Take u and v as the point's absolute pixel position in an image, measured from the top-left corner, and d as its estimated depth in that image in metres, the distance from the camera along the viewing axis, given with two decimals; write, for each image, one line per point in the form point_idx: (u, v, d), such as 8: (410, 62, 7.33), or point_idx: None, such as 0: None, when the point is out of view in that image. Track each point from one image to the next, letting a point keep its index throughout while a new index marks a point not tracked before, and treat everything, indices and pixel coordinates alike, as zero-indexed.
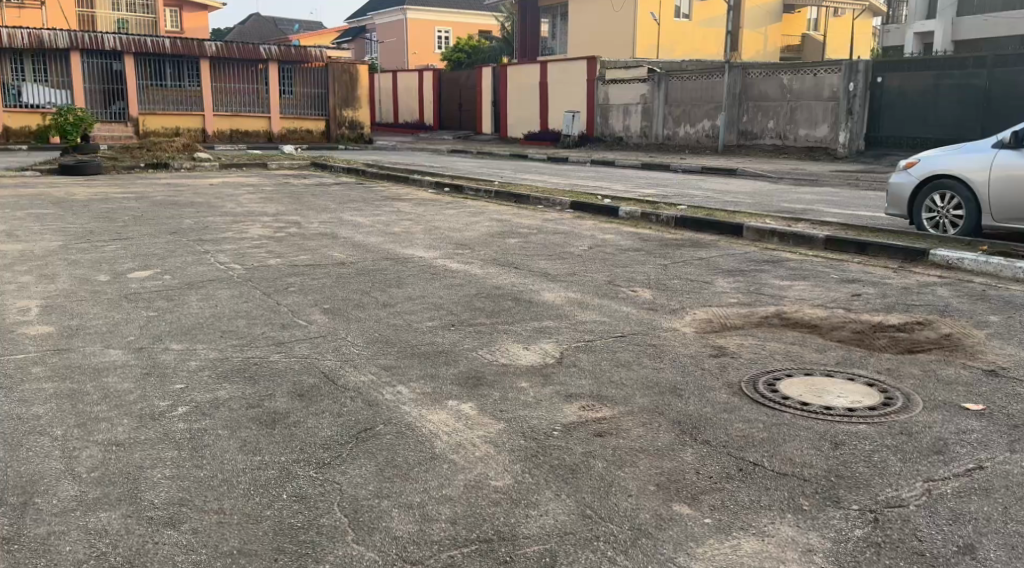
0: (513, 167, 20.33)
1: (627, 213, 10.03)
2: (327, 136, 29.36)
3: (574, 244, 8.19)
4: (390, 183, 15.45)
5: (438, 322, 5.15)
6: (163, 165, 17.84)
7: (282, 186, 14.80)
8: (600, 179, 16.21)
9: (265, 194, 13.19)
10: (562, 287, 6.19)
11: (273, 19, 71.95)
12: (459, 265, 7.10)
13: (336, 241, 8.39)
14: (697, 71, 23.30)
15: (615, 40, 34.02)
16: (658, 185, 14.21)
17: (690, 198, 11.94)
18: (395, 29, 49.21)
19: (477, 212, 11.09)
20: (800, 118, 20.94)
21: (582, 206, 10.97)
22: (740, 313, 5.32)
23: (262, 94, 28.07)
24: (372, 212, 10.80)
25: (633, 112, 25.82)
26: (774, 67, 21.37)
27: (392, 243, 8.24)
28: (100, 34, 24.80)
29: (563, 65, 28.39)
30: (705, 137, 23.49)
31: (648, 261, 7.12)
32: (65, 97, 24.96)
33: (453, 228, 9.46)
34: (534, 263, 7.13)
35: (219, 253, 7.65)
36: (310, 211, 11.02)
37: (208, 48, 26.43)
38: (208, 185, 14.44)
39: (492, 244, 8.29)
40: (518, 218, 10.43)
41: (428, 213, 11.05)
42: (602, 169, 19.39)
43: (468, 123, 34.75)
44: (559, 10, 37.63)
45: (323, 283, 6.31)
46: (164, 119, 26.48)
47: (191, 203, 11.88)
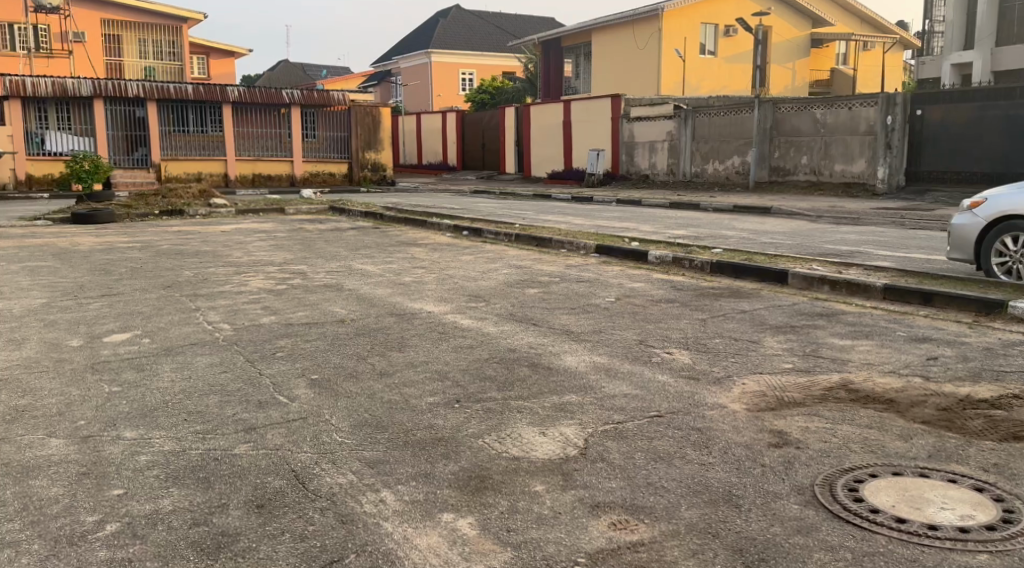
0: (536, 207, 19.66)
1: (657, 258, 9.24)
2: (348, 179, 28.96)
3: (601, 294, 7.44)
4: (407, 227, 14.83)
5: (440, 397, 4.37)
6: (178, 212, 17.37)
7: (295, 231, 14.23)
8: (628, 219, 15.45)
9: (276, 241, 12.59)
10: (587, 348, 5.40)
11: (300, 66, 72.66)
12: (472, 321, 6.37)
13: (339, 294, 7.70)
14: (725, 107, 22.64)
15: (639, 78, 33.51)
16: (688, 226, 13.45)
17: (724, 240, 11.16)
18: (419, 71, 49.25)
19: (496, 258, 10.38)
20: (835, 153, 20.15)
21: (608, 249, 10.22)
22: (798, 384, 4.51)
23: (285, 138, 27.81)
24: (384, 260, 10.13)
25: (659, 149, 25.15)
26: (806, 101, 20.64)
27: (399, 296, 7.54)
28: (123, 82, 24.71)
29: (587, 104, 27.86)
30: (735, 173, 22.74)
31: (684, 315, 6.32)
32: (87, 144, 24.81)
33: (468, 276, 8.75)
34: (556, 318, 6.40)
35: (210, 310, 6.98)
36: (318, 259, 10.37)
37: (230, 93, 26.24)
38: (218, 233, 13.89)
39: (509, 294, 7.56)
40: (540, 264, 9.71)
41: (443, 260, 10.34)
42: (628, 209, 18.67)
43: (491, 163, 34.29)
44: (582, 50, 37.29)
45: (316, 346, 5.58)
46: (186, 164, 26.22)
47: (196, 252, 11.29)
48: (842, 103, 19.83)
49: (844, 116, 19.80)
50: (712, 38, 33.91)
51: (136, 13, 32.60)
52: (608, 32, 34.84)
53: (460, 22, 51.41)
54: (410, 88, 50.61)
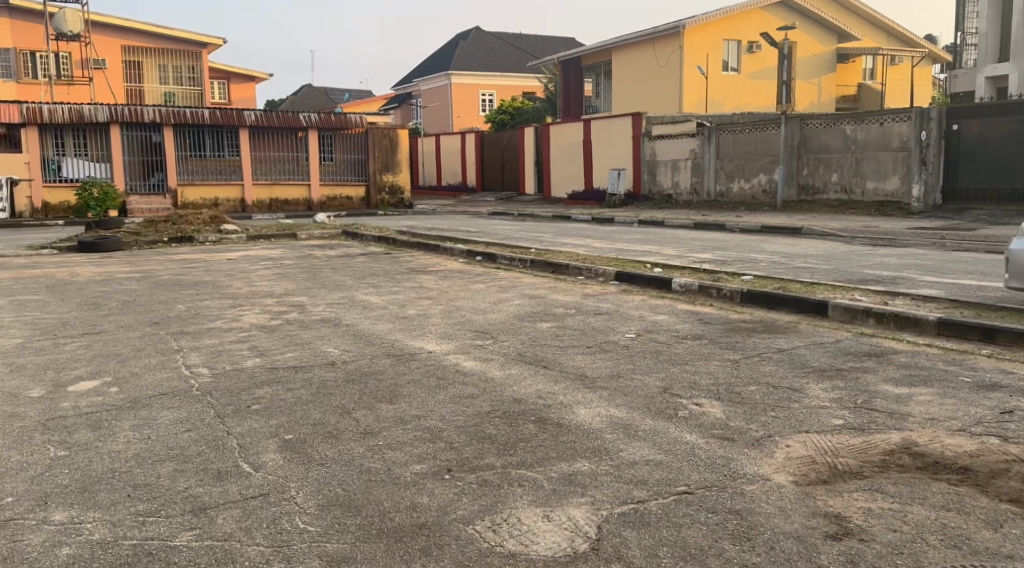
0: (556, 229, 19.05)
1: (681, 285, 8.55)
2: (366, 202, 28.51)
3: (622, 328, 6.77)
4: (420, 252, 14.26)
5: (428, 465, 3.72)
6: (187, 239, 16.93)
7: (303, 258, 13.72)
8: (650, 242, 14.77)
9: (281, 270, 12.07)
10: (605, 397, 4.72)
11: (323, 90, 72.81)
12: (475, 363, 5.71)
13: (337, 330, 7.09)
14: (751, 124, 21.96)
15: (661, 96, 32.89)
16: (714, 249, 12.77)
17: (754, 265, 10.45)
18: (439, 93, 49.00)
19: (509, 287, 9.76)
20: (867, 170, 19.37)
21: (629, 276, 9.56)
22: (853, 448, 3.82)
23: (302, 161, 27.44)
24: (389, 290, 9.53)
25: (682, 168, 24.46)
26: (835, 116, 19.90)
27: (400, 332, 6.91)
28: (139, 107, 24.47)
29: (608, 122, 27.27)
30: (761, 192, 22.00)
31: (713, 355, 5.64)
32: (104, 171, 24.61)
33: (477, 308, 8.11)
34: (570, 358, 5.74)
35: (193, 352, 6.40)
36: (322, 289, 9.80)
37: (247, 117, 25.95)
38: (224, 261, 13.40)
39: (520, 329, 6.93)
40: (556, 293, 9.06)
41: (452, 289, 9.70)
42: (651, 230, 18.00)
43: (510, 184, 33.73)
44: (603, 69, 36.78)
45: (297, 397, 4.95)
46: (203, 189, 25.92)
47: (196, 282, 10.79)
48: (872, 118, 19.07)
49: (875, 132, 19.03)
50: (735, 55, 33.26)
51: (155, 39, 32.57)
52: (629, 50, 34.28)
53: (480, 44, 51.18)
54: (430, 109, 50.37)
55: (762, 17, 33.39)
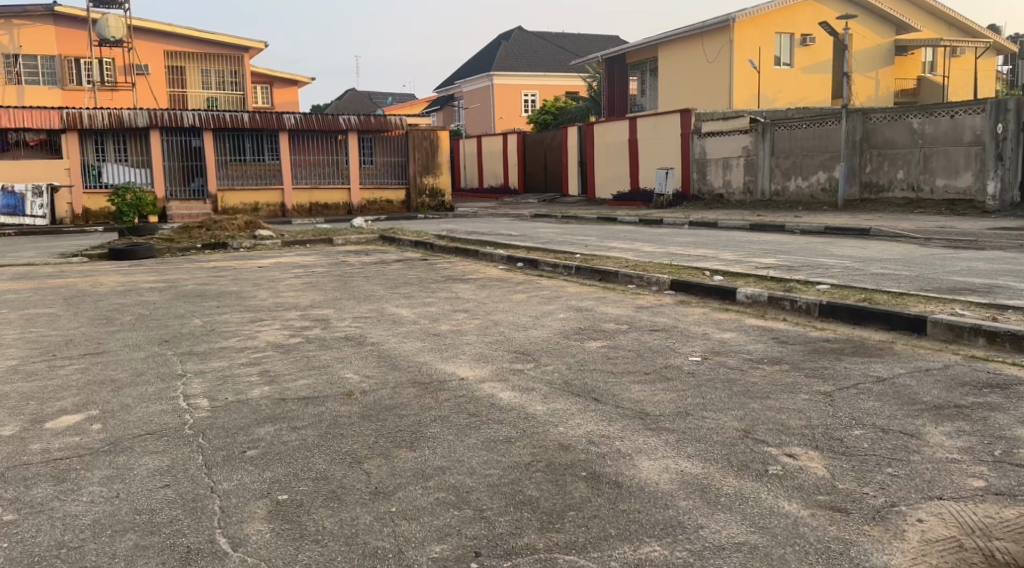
0: (601, 232, 18.15)
1: (749, 296, 7.65)
2: (406, 205, 27.87)
3: (686, 349, 5.88)
4: (457, 258, 13.48)
5: (450, 547, 2.93)
6: (221, 246, 16.26)
7: (336, 266, 13.01)
8: (703, 246, 13.81)
9: (311, 278, 11.36)
10: (675, 444, 3.84)
11: (368, 95, 72.71)
12: (514, 395, 4.86)
13: (359, 351, 6.31)
14: (808, 119, 21.02)
15: (710, 93, 31.75)
16: (776, 254, 11.78)
17: (825, 274, 9.47)
18: (482, 94, 48.36)
19: (554, 297, 8.90)
20: (936, 166, 18.33)
21: (687, 286, 8.65)
22: (1007, 527, 2.94)
23: (342, 165, 26.87)
24: (423, 302, 8.76)
25: (734, 166, 23.41)
26: (901, 109, 18.86)
27: (429, 353, 6.10)
28: (179, 111, 24.11)
29: (656, 120, 26.26)
30: (821, 191, 21.01)
31: (799, 390, 4.73)
32: (144, 176, 24.33)
33: (517, 323, 7.28)
34: (626, 389, 4.86)
35: (198, 378, 5.67)
36: (350, 300, 9.04)
37: (287, 121, 25.48)
38: (254, 268, 12.77)
39: (566, 349, 6.08)
40: (603, 305, 8.19)
41: (492, 300, 8.88)
42: (704, 232, 16.99)
43: (553, 185, 32.85)
44: (649, 66, 35.74)
45: (302, 441, 4.17)
46: (243, 194, 25.56)
47: (220, 293, 10.12)
48: (942, 111, 18.04)
49: (946, 125, 18.03)
50: (788, 49, 32.01)
51: (198, 43, 32.33)
52: (677, 46, 33.16)
53: (522, 44, 50.40)
54: (472, 111, 49.75)
55: (816, 8, 32.08)
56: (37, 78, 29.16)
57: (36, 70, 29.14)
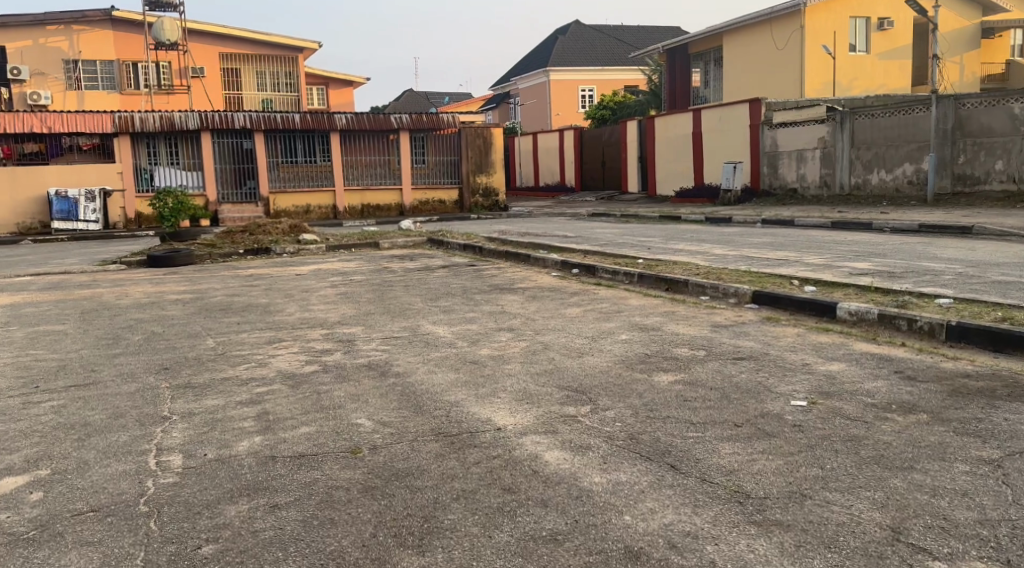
0: (667, 232, 16.87)
1: (852, 310, 6.56)
2: (460, 206, 26.93)
3: (785, 391, 4.72)
4: (508, 264, 12.45)
5: None
6: (264, 251, 15.35)
7: (378, 273, 12.04)
8: (781, 248, 12.51)
9: (347, 287, 10.40)
10: (788, 563, 2.76)
11: (426, 96, 72.25)
12: (565, 457, 3.75)
13: (379, 385, 5.23)
14: (892, 107, 19.60)
15: (780, 82, 30.07)
16: (867, 260, 10.46)
17: (931, 285, 8.23)
18: (538, 90, 47.24)
19: (615, 312, 7.77)
20: None
21: (772, 300, 7.45)
22: None
23: (394, 164, 26.02)
24: (465, 318, 7.72)
25: (809, 159, 21.88)
26: (1000, 94, 17.55)
27: (462, 390, 5.03)
28: (229, 113, 23.56)
29: (721, 112, 24.81)
30: (906, 183, 19.59)
31: (947, 462, 3.54)
32: (196, 179, 23.85)
33: (572, 347, 6.20)
34: (713, 453, 3.73)
35: (182, 422, 4.63)
36: (384, 316, 8.03)
37: (338, 121, 24.74)
38: (291, 276, 11.87)
39: (633, 387, 4.96)
40: (672, 323, 7.05)
41: (544, 315, 7.81)
42: (781, 231, 15.60)
43: (612, 182, 31.57)
44: (712, 56, 34.03)
45: (282, 533, 3.13)
46: (295, 196, 24.95)
47: (249, 305, 9.19)
48: None
49: None
50: (864, 35, 30.09)
51: (253, 45, 31.85)
52: (742, 35, 31.53)
53: (579, 38, 49.08)
54: (529, 108, 48.67)
55: None
56: (94, 83, 29.00)
57: (95, 76, 28.98)
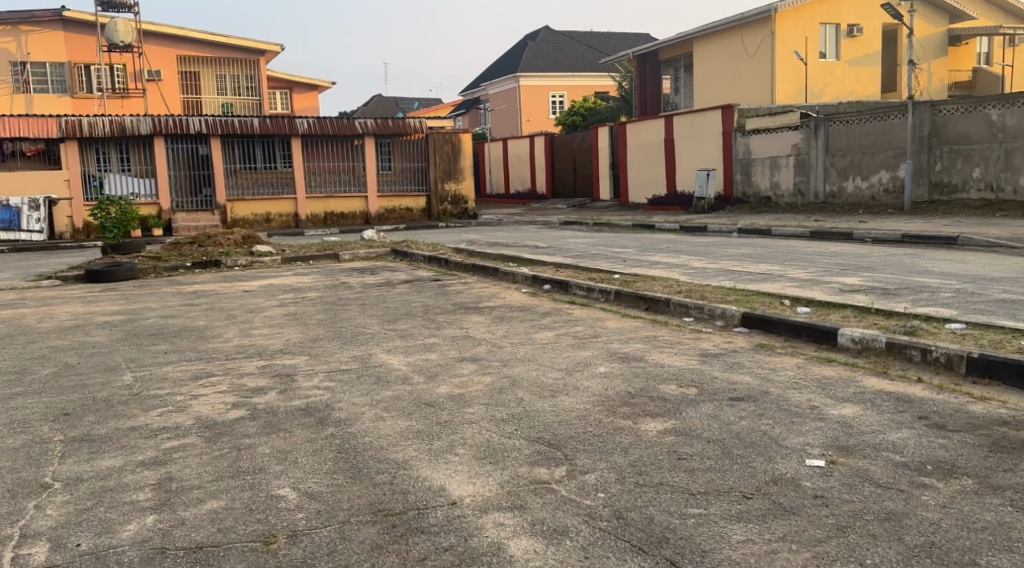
0: (641, 242, 16.17)
1: (855, 337, 5.90)
2: (427, 214, 26.06)
3: (796, 446, 3.97)
4: (475, 278, 11.68)
5: None
6: (214, 264, 14.40)
7: (334, 289, 11.15)
8: (763, 260, 11.87)
9: (298, 306, 9.51)
10: None
11: (395, 101, 71.17)
12: (534, 549, 2.98)
13: (313, 438, 4.38)
14: (867, 112, 19.15)
15: (751, 89, 29.65)
16: (856, 275, 9.84)
17: (930, 304, 7.59)
18: (508, 96, 46.56)
19: (591, 337, 7.00)
20: (1019, 163, 16.60)
21: (764, 324, 6.75)
22: None
23: (358, 171, 25.10)
24: (425, 345, 6.90)
25: (783, 166, 21.39)
26: (977, 100, 17.11)
27: (412, 444, 4.21)
28: (184, 117, 22.52)
29: (694, 118, 24.28)
30: (882, 192, 19.15)
31: (1012, 561, 2.84)
32: (149, 186, 22.72)
33: (543, 384, 5.43)
34: (718, 542, 2.99)
35: (60, 492, 3.73)
36: (333, 342, 7.17)
37: (299, 125, 23.77)
38: (238, 293, 10.96)
39: (614, 440, 4.18)
40: (655, 352, 6.29)
41: (512, 340, 7.02)
42: (761, 241, 14.97)
43: (583, 190, 30.94)
44: (682, 62, 33.61)
45: None
46: (254, 204, 23.91)
47: (186, 328, 8.26)
48: None
49: None
50: (833, 41, 29.79)
51: (213, 48, 30.68)
52: (713, 40, 31.07)
53: (549, 44, 48.50)
54: (498, 113, 47.96)
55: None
56: (44, 86, 27.71)
57: (45, 79, 27.70)
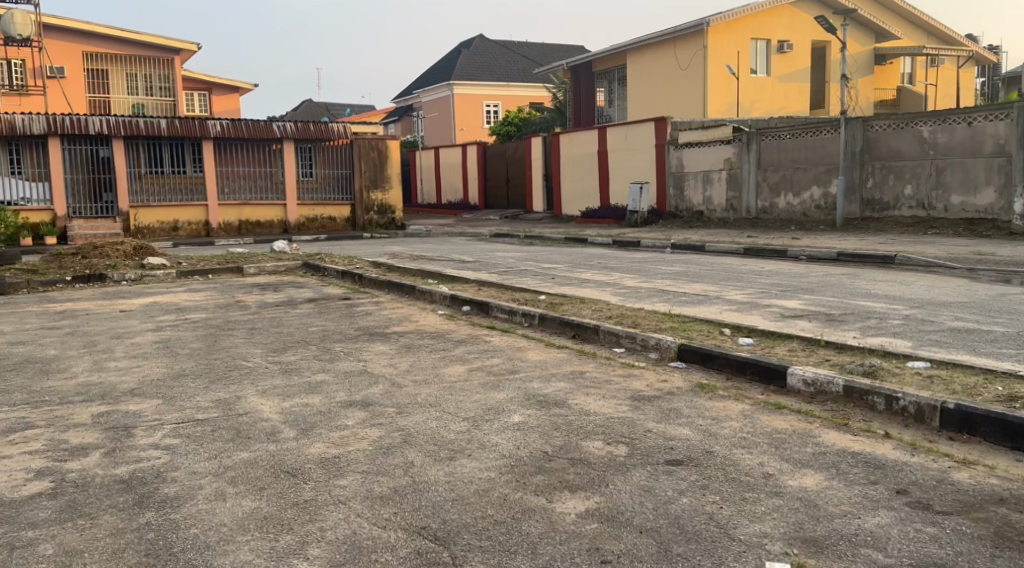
0: (571, 257, 15.37)
1: (808, 378, 5.08)
2: (351, 224, 24.83)
3: (750, 541, 3.09)
4: (389, 297, 10.64)
5: None
6: (98, 277, 13.12)
7: (225, 309, 10.01)
8: (699, 279, 11.12)
9: (175, 333, 8.37)
10: None
11: (326, 107, 69.53)
12: None
13: (121, 535, 3.37)
14: (800, 127, 18.77)
15: (683, 102, 29.28)
16: (798, 299, 9.11)
17: (881, 334, 6.86)
18: (441, 105, 45.58)
19: (506, 374, 6.04)
20: (950, 181, 16.29)
21: (701, 360, 5.92)
22: None
23: (277, 178, 23.74)
24: (309, 385, 5.86)
25: (715, 181, 20.96)
26: (908, 116, 16.79)
27: (251, 541, 3.22)
28: (82, 117, 20.82)
29: (626, 130, 23.68)
30: (814, 208, 18.79)
31: None
32: (43, 191, 20.89)
33: (440, 440, 4.45)
34: None
35: None
36: (199, 382, 6.11)
37: (211, 128, 22.30)
38: (113, 315, 9.83)
39: (519, 533, 3.24)
40: (579, 394, 5.35)
41: (413, 377, 6.01)
42: (694, 258, 14.30)
43: (515, 201, 30.15)
44: (616, 74, 33.12)
45: None
46: (161, 212, 22.39)
47: (32, 360, 7.09)
48: (956, 117, 16.06)
49: (961, 133, 16.02)
50: (763, 57, 29.69)
51: (124, 45, 28.68)
52: (646, 52, 30.64)
53: (483, 52, 47.66)
54: (431, 121, 46.96)
55: (793, 12, 29.83)
56: None
57: None
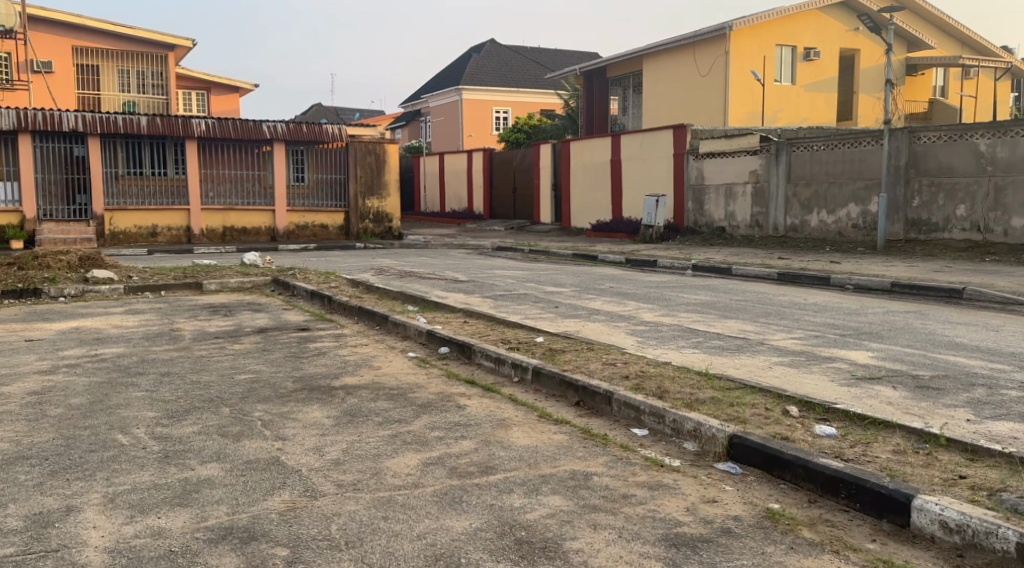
0: (579, 278, 13.50)
1: (952, 521, 3.21)
2: (346, 232, 22.98)
3: None
4: (357, 329, 8.73)
5: None
6: (30, 293, 11.27)
7: (149, 341, 8.12)
8: (733, 314, 9.18)
9: (65, 378, 6.47)
10: None
11: (335, 111, 67.90)
12: None
13: None
14: (837, 137, 16.83)
15: (701, 111, 27.41)
16: (866, 349, 7.16)
17: (1005, 418, 4.93)
18: (449, 109, 43.82)
19: (477, 474, 4.10)
20: (1011, 201, 14.31)
21: (760, 460, 4.05)
22: None
23: (267, 181, 21.90)
24: (180, 488, 3.94)
25: (739, 195, 19.06)
26: (962, 128, 14.82)
27: None
28: (56, 111, 18.94)
29: (643, 138, 21.79)
30: (851, 228, 16.83)
31: None
32: (9, 191, 19.09)
33: None
34: None
35: None
36: (33, 474, 4.22)
37: (194, 127, 20.45)
38: (11, 345, 7.96)
39: None
40: (585, 528, 3.43)
41: (338, 475, 4.07)
42: (722, 284, 12.40)
43: (521, 212, 28.34)
44: (631, 81, 31.33)
45: None
46: (138, 216, 20.52)
47: None
48: (1018, 129, 14.09)
49: None
50: (788, 65, 27.73)
51: (111, 39, 25.96)
52: (664, 58, 28.78)
53: (493, 56, 45.93)
54: (439, 126, 45.18)
55: (820, 19, 27.89)
56: None
57: None
